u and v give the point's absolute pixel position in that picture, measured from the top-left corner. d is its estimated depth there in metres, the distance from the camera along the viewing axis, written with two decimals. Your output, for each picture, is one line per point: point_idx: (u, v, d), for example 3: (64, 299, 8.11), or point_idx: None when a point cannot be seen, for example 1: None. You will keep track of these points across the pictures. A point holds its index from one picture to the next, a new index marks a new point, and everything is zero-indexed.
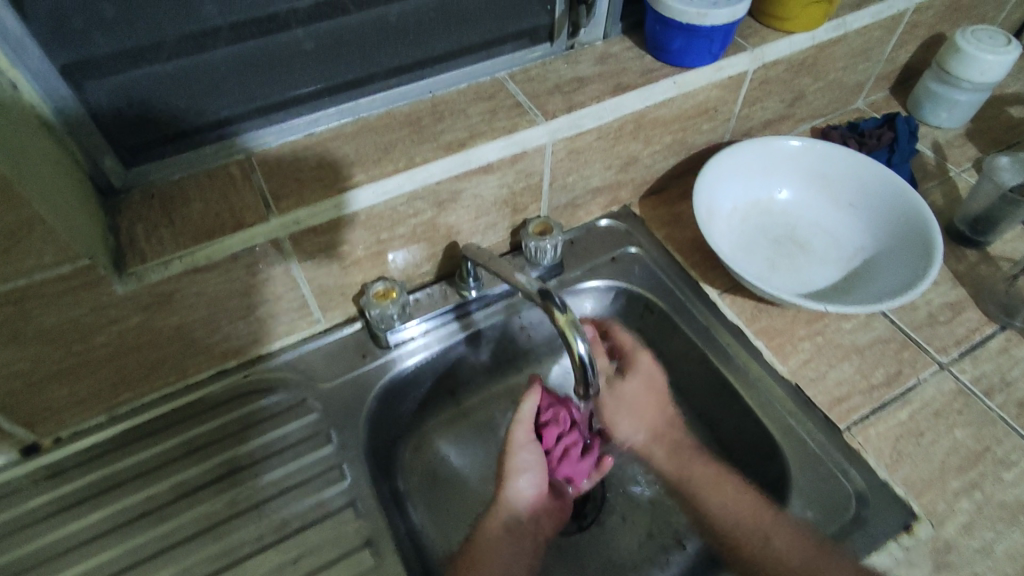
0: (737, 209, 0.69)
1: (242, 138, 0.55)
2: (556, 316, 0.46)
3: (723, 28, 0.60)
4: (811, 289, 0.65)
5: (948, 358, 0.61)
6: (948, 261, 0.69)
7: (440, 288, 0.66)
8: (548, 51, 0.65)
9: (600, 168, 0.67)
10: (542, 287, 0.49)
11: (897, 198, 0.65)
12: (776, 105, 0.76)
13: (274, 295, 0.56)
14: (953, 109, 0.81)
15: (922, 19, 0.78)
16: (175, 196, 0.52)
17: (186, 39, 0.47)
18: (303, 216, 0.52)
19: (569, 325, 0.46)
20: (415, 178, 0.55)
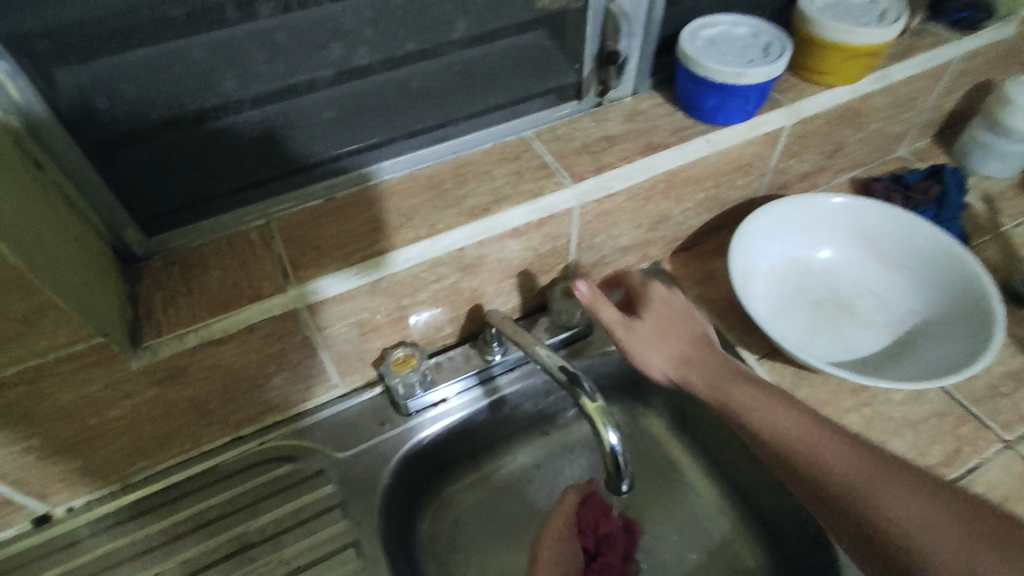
0: (775, 269, 0.65)
1: (262, 202, 0.53)
2: (584, 404, 0.47)
3: (760, 86, 0.58)
4: (857, 355, 0.61)
5: (1013, 435, 0.56)
6: (1008, 325, 0.63)
7: (463, 351, 0.63)
8: (576, 109, 0.63)
9: (630, 228, 0.64)
10: (568, 371, 0.48)
11: (951, 260, 0.61)
12: (814, 158, 0.72)
13: (291, 364, 0.55)
14: (1004, 157, 0.76)
15: (969, 67, 0.75)
16: (195, 263, 0.51)
17: (210, 111, 0.47)
18: (323, 286, 0.50)
19: (598, 412, 0.46)
20: (437, 244, 0.53)
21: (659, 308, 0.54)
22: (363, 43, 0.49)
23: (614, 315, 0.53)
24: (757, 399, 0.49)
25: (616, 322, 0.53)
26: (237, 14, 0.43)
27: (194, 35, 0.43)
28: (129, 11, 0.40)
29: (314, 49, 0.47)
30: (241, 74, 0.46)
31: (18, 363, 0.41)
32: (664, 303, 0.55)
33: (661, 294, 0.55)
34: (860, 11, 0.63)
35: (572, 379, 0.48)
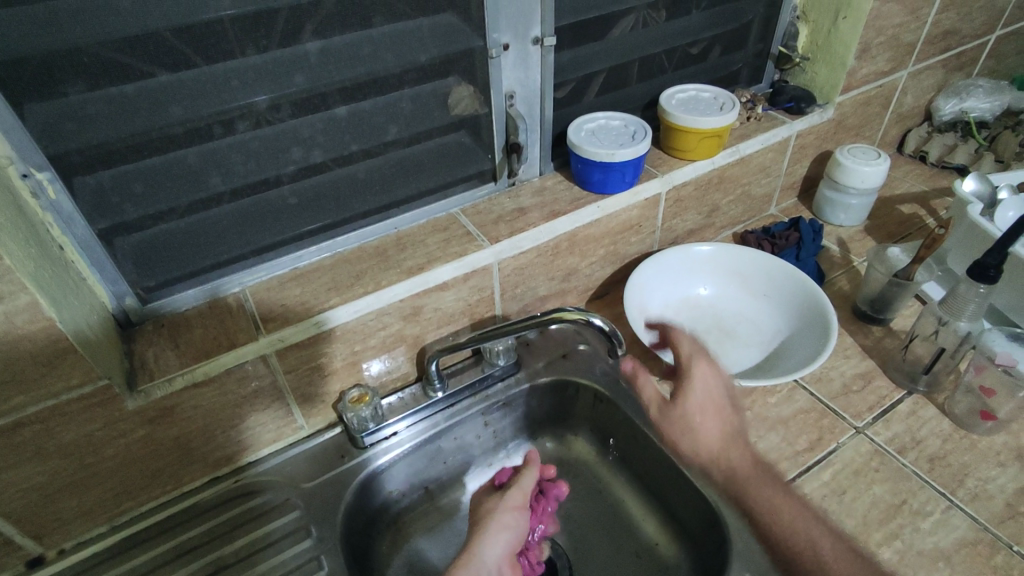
0: (668, 306, 0.80)
1: (239, 273, 0.66)
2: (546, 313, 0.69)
3: (631, 162, 0.75)
4: (736, 369, 0.74)
5: (863, 422, 0.68)
6: (857, 337, 0.78)
7: (412, 392, 0.74)
8: (493, 189, 0.79)
9: (544, 280, 0.78)
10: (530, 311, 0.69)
11: (799, 285, 0.76)
12: (694, 218, 0.89)
13: (264, 406, 0.65)
14: (848, 209, 0.95)
15: (806, 142, 0.95)
16: (180, 324, 0.63)
17: (198, 203, 0.61)
18: (288, 334, 0.62)
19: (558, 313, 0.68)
20: (381, 297, 0.66)
21: (696, 382, 0.59)
22: (317, 147, 0.64)
23: (652, 388, 0.61)
24: (728, 455, 0.57)
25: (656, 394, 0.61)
26: (221, 131, 0.58)
27: (190, 147, 0.57)
28: (142, 132, 0.54)
29: (280, 152, 0.62)
30: (224, 173, 0.60)
31: (37, 404, 0.50)
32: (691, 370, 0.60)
33: (694, 378, 0.59)
34: (706, 105, 0.82)
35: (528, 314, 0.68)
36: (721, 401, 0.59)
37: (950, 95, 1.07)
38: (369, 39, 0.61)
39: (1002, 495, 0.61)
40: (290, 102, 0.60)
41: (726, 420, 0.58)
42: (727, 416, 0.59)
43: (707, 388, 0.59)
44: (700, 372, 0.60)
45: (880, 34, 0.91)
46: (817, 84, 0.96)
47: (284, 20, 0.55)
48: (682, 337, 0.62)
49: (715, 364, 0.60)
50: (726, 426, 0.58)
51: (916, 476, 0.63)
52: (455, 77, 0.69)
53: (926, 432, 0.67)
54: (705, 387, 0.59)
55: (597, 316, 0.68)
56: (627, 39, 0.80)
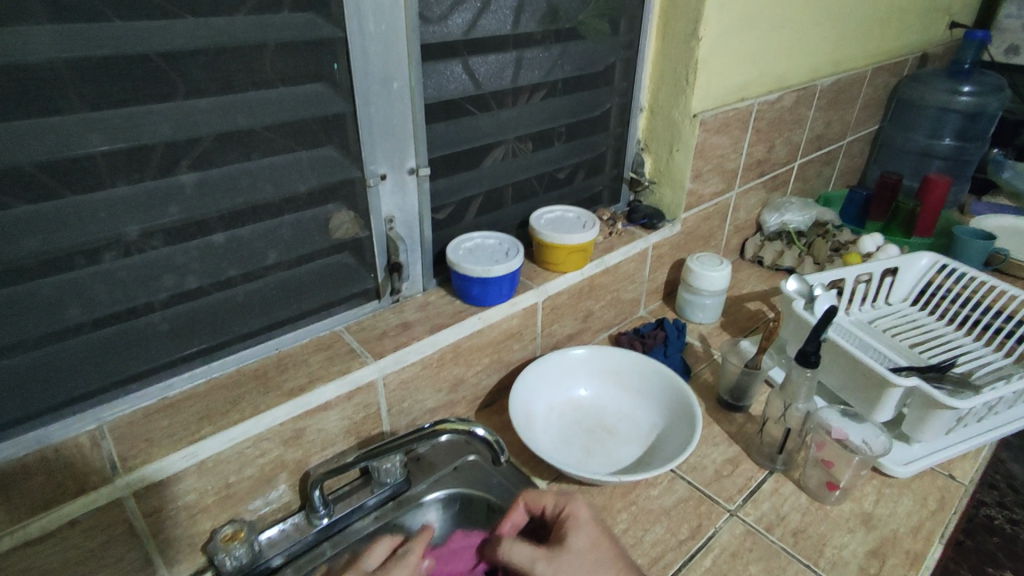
0: (552, 408, 0.84)
1: (98, 408, 0.61)
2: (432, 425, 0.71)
3: (507, 276, 0.82)
4: (619, 465, 0.78)
5: (734, 505, 0.73)
6: (723, 424, 0.85)
7: (295, 521, 0.70)
8: (378, 306, 0.82)
9: (432, 391, 0.80)
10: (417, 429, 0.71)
11: (666, 380, 0.83)
12: (572, 323, 0.96)
13: (119, 556, 0.59)
14: (704, 309, 1.07)
15: (662, 252, 1.08)
16: (17, 471, 0.55)
17: (52, 334, 0.57)
18: (150, 471, 0.58)
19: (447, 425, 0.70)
20: (260, 423, 0.64)
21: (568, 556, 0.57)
22: (191, 273, 0.64)
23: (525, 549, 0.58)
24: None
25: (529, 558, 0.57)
26: (84, 261, 0.57)
27: (45, 278, 0.55)
28: None
29: (149, 281, 0.61)
30: (85, 304, 0.58)
31: None
32: (572, 533, 0.58)
33: (573, 527, 0.59)
34: (570, 224, 0.93)
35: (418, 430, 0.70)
36: (601, 537, 0.59)
37: (773, 210, 1.28)
38: (248, 171, 0.64)
39: (856, 560, 0.67)
40: (163, 231, 0.60)
41: (594, 542, 0.58)
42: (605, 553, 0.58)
43: (580, 549, 0.57)
44: (576, 538, 0.58)
45: (707, 163, 1.08)
46: (664, 203, 1.11)
47: (158, 154, 0.57)
48: (543, 492, 0.63)
49: (588, 525, 0.60)
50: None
51: (784, 552, 0.67)
52: (334, 204, 0.73)
53: (788, 508, 0.73)
54: (580, 561, 0.56)
55: (481, 425, 0.71)
56: (498, 168, 0.90)
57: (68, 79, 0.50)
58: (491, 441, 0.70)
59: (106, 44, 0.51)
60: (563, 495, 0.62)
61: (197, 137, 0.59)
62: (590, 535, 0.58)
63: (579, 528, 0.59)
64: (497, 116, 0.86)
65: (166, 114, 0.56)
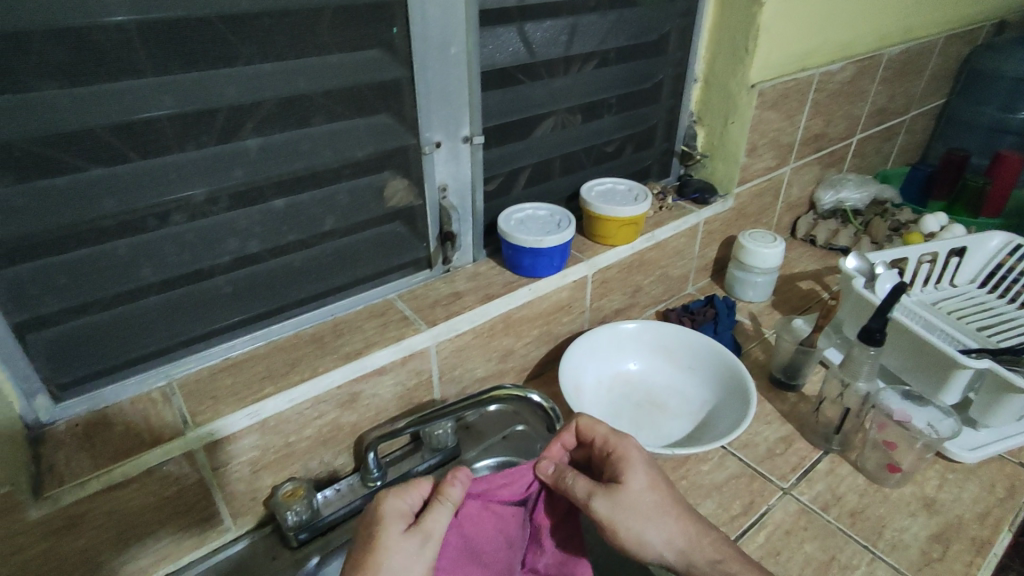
0: (601, 381, 0.83)
1: (167, 367, 0.64)
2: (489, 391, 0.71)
3: (558, 248, 0.81)
4: (669, 440, 0.77)
5: (788, 483, 0.72)
6: (775, 403, 0.84)
7: (349, 482, 0.72)
8: (429, 275, 0.82)
9: (482, 361, 0.80)
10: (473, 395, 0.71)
11: (719, 356, 0.82)
12: (620, 298, 0.95)
13: (189, 507, 0.62)
14: (755, 286, 1.04)
15: (713, 227, 1.06)
16: (98, 421, 0.59)
17: (126, 294, 0.60)
18: (219, 427, 0.60)
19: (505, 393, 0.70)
20: (318, 384, 0.65)
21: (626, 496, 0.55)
22: (254, 237, 0.65)
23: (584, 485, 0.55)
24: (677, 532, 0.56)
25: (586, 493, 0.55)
26: (156, 223, 0.58)
27: (121, 238, 0.57)
28: (71, 224, 0.54)
29: (215, 243, 0.63)
30: (156, 265, 0.60)
31: None
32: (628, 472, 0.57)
33: (628, 466, 0.57)
34: (622, 196, 0.91)
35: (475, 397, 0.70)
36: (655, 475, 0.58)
37: (828, 187, 1.24)
38: (309, 137, 0.64)
39: (917, 543, 0.65)
40: (229, 195, 0.61)
41: (650, 483, 0.57)
42: (657, 494, 0.56)
43: (638, 491, 0.56)
44: (633, 478, 0.56)
45: (763, 136, 1.05)
46: (717, 177, 1.08)
47: (224, 117, 0.58)
48: (597, 422, 0.60)
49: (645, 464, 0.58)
50: (682, 519, 0.57)
51: (841, 532, 0.66)
52: (390, 171, 0.73)
53: (844, 488, 0.71)
54: (637, 503, 0.55)
55: (536, 392, 0.72)
56: (549, 139, 0.89)
57: (135, 43, 0.51)
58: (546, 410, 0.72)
59: (177, 6, 0.51)
60: (614, 433, 0.60)
61: (260, 101, 0.59)
62: (648, 475, 0.57)
63: (634, 469, 0.57)
64: (550, 84, 0.85)
65: (229, 78, 0.56)
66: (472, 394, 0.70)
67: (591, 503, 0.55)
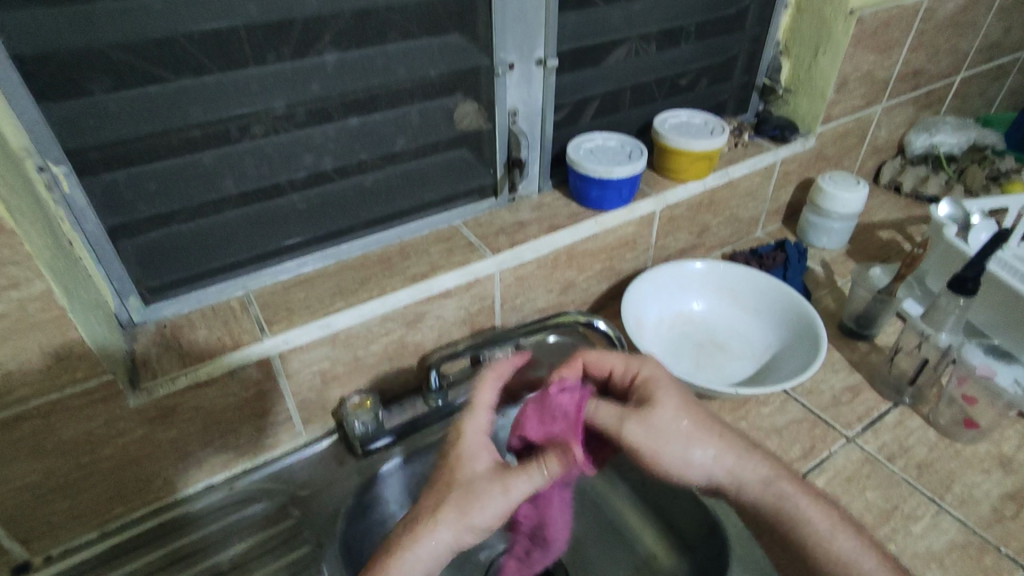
0: (662, 320, 0.82)
1: (245, 278, 0.67)
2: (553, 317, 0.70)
3: (628, 180, 0.78)
4: (730, 380, 0.76)
5: (853, 432, 0.70)
6: (844, 352, 0.81)
7: (411, 400, 0.75)
8: (494, 203, 0.82)
9: (543, 292, 0.80)
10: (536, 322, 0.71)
11: (789, 301, 0.79)
12: (686, 237, 0.92)
13: (265, 410, 0.65)
14: (831, 233, 0.99)
15: (790, 168, 1.00)
16: (184, 325, 0.63)
17: (209, 205, 0.62)
18: (292, 336, 0.62)
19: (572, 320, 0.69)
20: (386, 303, 0.67)
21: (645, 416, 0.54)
22: (328, 154, 0.66)
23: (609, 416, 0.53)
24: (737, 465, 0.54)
25: (616, 422, 0.53)
26: (238, 134, 0.59)
27: (206, 149, 0.58)
28: (162, 132, 0.55)
29: (292, 158, 0.64)
30: (237, 176, 0.61)
31: (41, 397, 0.50)
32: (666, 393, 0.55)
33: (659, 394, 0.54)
34: (697, 130, 0.87)
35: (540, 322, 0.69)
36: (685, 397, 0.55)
37: (921, 130, 1.14)
38: (384, 53, 0.63)
39: (987, 501, 0.63)
40: (305, 109, 0.61)
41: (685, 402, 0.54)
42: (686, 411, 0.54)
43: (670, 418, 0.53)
44: (666, 399, 0.53)
45: (856, 70, 0.97)
46: (799, 114, 1.01)
47: (301, 29, 0.57)
48: (607, 354, 0.58)
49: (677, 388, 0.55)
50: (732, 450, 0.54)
51: (906, 483, 0.65)
52: (461, 94, 0.72)
53: (913, 441, 0.69)
54: (672, 425, 0.53)
55: (602, 320, 0.70)
56: (623, 66, 0.85)
57: None
58: (612, 338, 0.71)
59: None
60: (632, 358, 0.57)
61: (338, 11, 0.58)
62: (679, 395, 0.54)
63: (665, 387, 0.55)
64: (629, 6, 0.80)
65: None
66: (535, 320, 0.69)
67: (624, 428, 0.53)
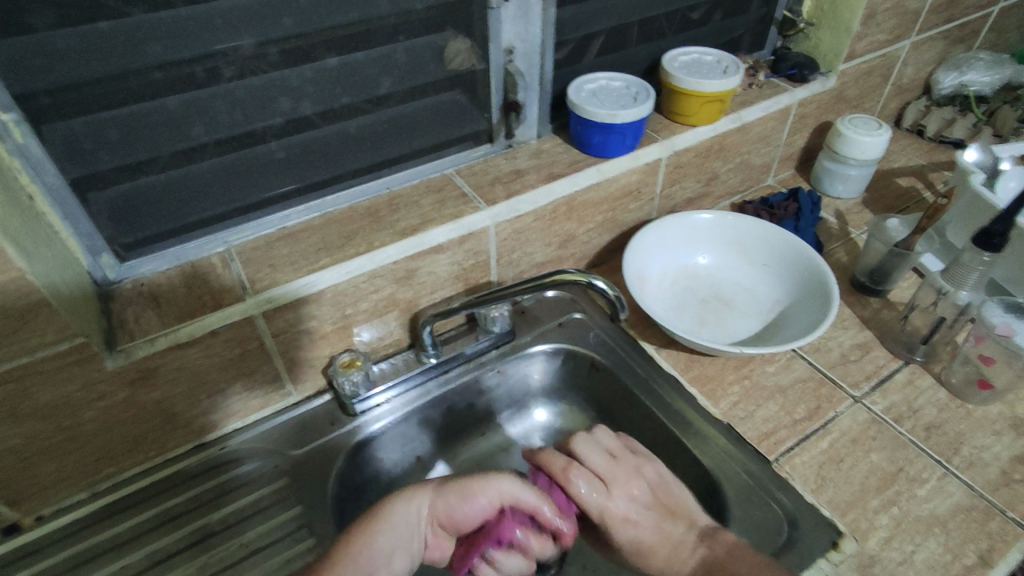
0: (666, 275, 0.79)
1: (225, 232, 0.63)
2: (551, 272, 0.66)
3: (633, 124, 0.73)
4: (734, 338, 0.73)
5: (860, 391, 0.68)
6: (855, 308, 0.78)
7: (404, 358, 0.73)
8: (489, 150, 0.77)
9: (541, 246, 0.76)
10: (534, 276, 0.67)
11: (801, 255, 0.75)
12: (694, 185, 0.87)
13: (251, 370, 0.63)
14: (847, 181, 0.94)
15: (808, 111, 0.93)
16: (163, 283, 0.59)
17: (180, 153, 0.57)
18: (276, 294, 0.59)
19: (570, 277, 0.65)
20: (374, 259, 0.63)
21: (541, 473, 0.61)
22: (307, 97, 0.61)
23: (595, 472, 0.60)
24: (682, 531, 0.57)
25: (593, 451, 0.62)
26: (205, 76, 0.54)
27: (171, 93, 0.54)
28: (119, 74, 0.50)
29: (267, 102, 0.59)
30: (208, 122, 0.57)
31: (9, 361, 0.47)
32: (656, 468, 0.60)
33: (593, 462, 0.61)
34: (709, 69, 0.80)
35: (538, 277, 0.65)
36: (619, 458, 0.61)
37: (950, 67, 1.06)
38: None
39: (996, 463, 0.61)
40: (278, 49, 0.56)
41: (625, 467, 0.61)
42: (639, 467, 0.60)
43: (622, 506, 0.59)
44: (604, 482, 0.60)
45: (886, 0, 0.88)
46: (821, 50, 0.94)
47: None
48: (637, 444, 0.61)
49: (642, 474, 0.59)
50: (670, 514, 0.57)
51: (913, 445, 0.63)
52: (452, 30, 0.66)
53: (922, 401, 0.67)
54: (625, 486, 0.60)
55: (601, 278, 0.65)
56: None
57: None
58: (611, 298, 0.66)
59: None
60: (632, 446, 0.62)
61: None
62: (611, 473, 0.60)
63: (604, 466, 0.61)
64: None
65: None
66: (532, 276, 0.65)
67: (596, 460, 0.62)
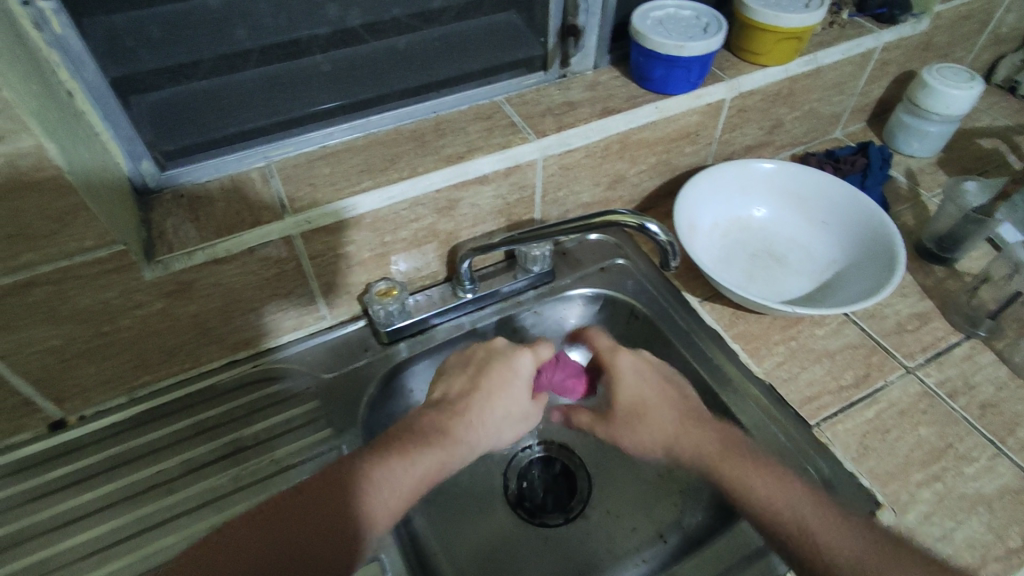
0: (718, 226, 0.75)
1: (267, 147, 0.61)
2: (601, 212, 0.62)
3: (700, 59, 0.67)
4: (784, 297, 0.70)
5: (915, 362, 0.65)
6: (917, 275, 0.73)
7: (440, 291, 0.71)
8: (542, 78, 0.72)
9: (589, 185, 0.73)
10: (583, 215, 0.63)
11: (868, 214, 0.70)
12: (755, 132, 0.82)
13: (288, 290, 0.63)
14: (924, 138, 0.87)
15: (891, 57, 0.85)
16: (202, 196, 0.58)
17: (221, 58, 0.54)
18: (316, 215, 0.57)
19: (617, 217, 0.61)
20: (417, 185, 0.61)
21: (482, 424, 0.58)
22: (355, 6, 0.57)
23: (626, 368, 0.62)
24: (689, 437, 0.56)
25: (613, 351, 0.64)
26: None
27: None
28: None
29: (314, 8, 0.55)
30: (251, 25, 0.54)
31: (48, 263, 0.47)
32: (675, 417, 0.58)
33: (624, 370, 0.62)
34: None
35: (585, 217, 0.62)
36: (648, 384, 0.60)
37: None
38: None
39: None
40: None
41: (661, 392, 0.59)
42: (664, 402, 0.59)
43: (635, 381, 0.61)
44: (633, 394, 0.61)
45: None
46: None
47: None
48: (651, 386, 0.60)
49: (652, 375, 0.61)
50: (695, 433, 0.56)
51: (965, 422, 0.60)
52: None
53: (980, 377, 0.63)
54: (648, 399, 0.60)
55: (654, 222, 0.61)
56: None
57: None
58: (663, 244, 0.61)
59: None
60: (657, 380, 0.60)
61: None
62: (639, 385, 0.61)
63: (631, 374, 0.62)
64: None
65: None
66: (581, 216, 0.62)
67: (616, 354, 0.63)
